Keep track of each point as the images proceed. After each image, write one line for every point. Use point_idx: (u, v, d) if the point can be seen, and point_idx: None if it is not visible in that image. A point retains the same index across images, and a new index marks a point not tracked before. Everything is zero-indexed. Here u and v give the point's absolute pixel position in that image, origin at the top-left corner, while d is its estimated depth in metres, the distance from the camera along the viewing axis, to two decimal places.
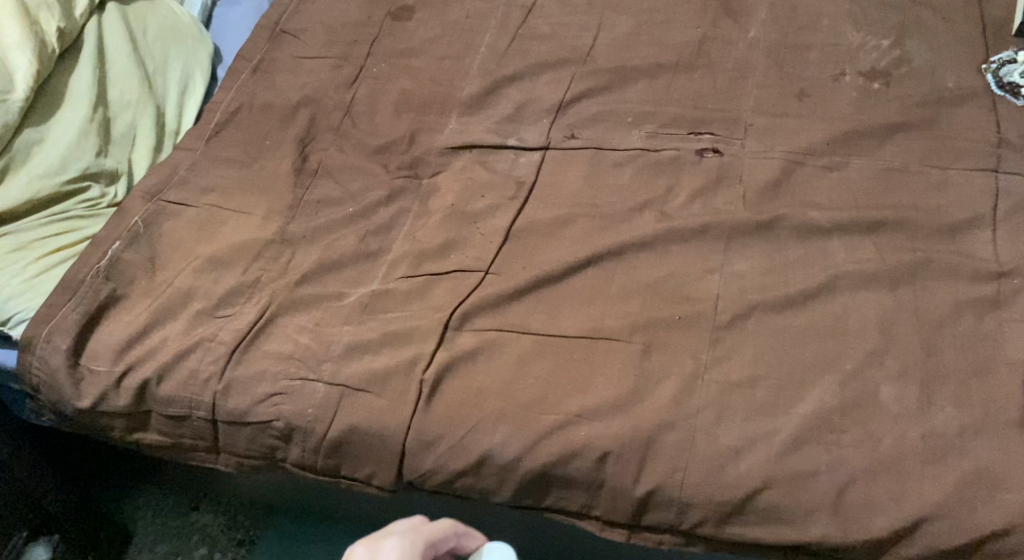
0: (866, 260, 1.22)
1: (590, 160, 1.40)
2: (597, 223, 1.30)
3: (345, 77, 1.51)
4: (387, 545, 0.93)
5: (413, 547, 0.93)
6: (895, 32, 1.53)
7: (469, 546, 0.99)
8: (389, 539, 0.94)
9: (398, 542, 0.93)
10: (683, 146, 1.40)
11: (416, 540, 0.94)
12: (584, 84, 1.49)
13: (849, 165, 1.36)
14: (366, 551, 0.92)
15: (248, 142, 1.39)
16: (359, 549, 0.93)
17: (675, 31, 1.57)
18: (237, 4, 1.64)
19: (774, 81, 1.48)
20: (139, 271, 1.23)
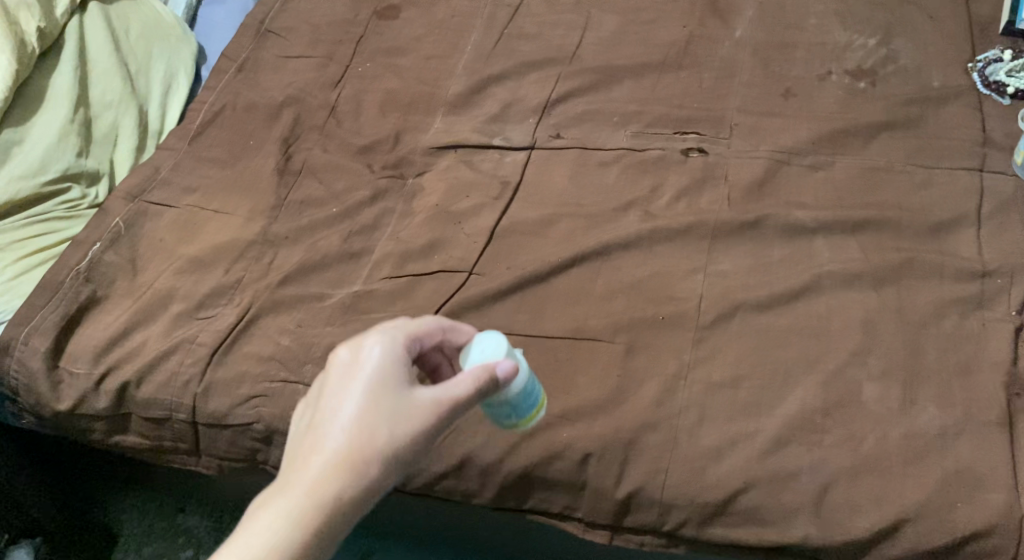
0: (850, 260, 1.22)
1: (575, 159, 1.39)
2: (582, 223, 1.30)
3: (330, 76, 1.50)
4: (368, 342, 0.94)
5: (394, 340, 0.95)
6: (881, 32, 1.54)
7: (460, 339, 1.02)
8: (370, 336, 0.95)
9: (379, 338, 0.95)
10: (668, 145, 1.40)
11: (397, 335, 0.95)
12: (570, 84, 1.49)
13: (835, 164, 1.35)
14: (347, 350, 0.94)
15: (231, 142, 1.38)
16: (341, 349, 0.95)
17: (662, 30, 1.57)
18: (222, 3, 1.63)
19: (760, 80, 1.48)
20: (120, 273, 1.22)
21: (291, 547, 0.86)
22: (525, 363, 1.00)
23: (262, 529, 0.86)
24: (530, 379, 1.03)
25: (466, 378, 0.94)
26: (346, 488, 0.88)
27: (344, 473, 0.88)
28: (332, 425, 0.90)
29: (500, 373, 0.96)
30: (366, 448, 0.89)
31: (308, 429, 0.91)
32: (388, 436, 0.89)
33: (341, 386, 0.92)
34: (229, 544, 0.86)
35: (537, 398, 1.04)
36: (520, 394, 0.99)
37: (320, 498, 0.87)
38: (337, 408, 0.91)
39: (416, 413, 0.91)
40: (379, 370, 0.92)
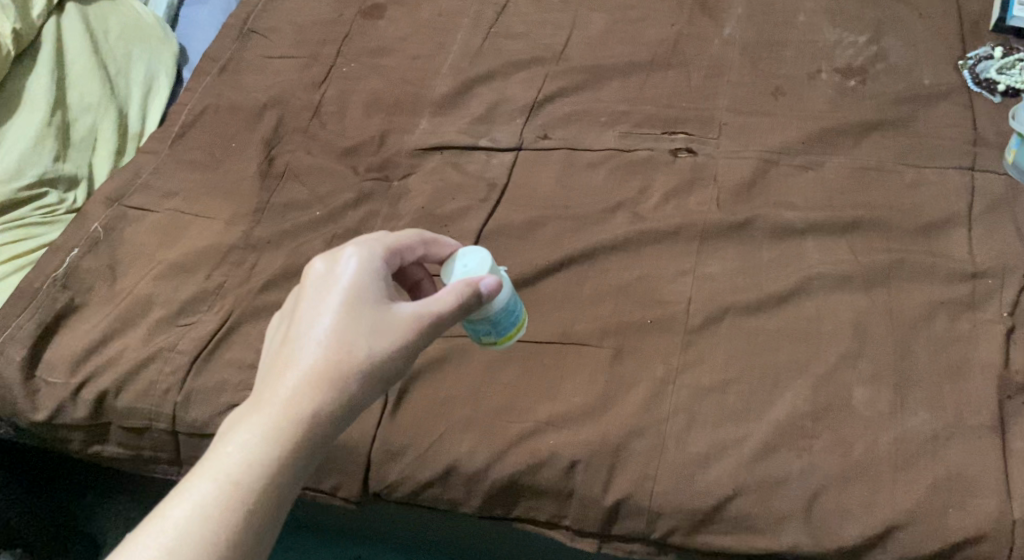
0: (840, 261, 1.21)
1: (563, 161, 1.38)
2: (569, 226, 1.29)
3: (314, 76, 1.48)
4: (345, 256, 0.98)
5: (371, 255, 0.99)
6: (871, 30, 1.53)
7: (441, 252, 1.07)
8: (346, 250, 0.99)
9: (356, 252, 0.99)
10: (657, 146, 1.39)
11: (374, 250, 0.99)
12: (557, 84, 1.48)
13: (825, 164, 1.34)
14: (323, 263, 0.98)
15: (213, 145, 1.36)
16: (318, 263, 0.98)
17: (651, 29, 1.56)
18: (204, 3, 1.61)
19: (749, 78, 1.47)
20: (99, 279, 1.20)
21: (272, 456, 0.89)
22: (507, 281, 1.04)
23: (243, 438, 0.89)
24: (513, 297, 1.07)
25: (445, 293, 0.98)
26: (326, 397, 0.92)
27: (324, 383, 0.92)
28: (312, 337, 0.93)
29: (482, 288, 1.00)
30: (344, 360, 0.93)
31: (286, 343, 0.94)
32: (367, 348, 0.93)
33: (318, 298, 0.96)
34: (209, 453, 0.89)
35: (520, 315, 1.08)
36: (502, 312, 1.03)
37: (301, 408, 0.90)
38: (315, 320, 0.94)
39: (396, 324, 0.95)
40: (356, 284, 0.96)
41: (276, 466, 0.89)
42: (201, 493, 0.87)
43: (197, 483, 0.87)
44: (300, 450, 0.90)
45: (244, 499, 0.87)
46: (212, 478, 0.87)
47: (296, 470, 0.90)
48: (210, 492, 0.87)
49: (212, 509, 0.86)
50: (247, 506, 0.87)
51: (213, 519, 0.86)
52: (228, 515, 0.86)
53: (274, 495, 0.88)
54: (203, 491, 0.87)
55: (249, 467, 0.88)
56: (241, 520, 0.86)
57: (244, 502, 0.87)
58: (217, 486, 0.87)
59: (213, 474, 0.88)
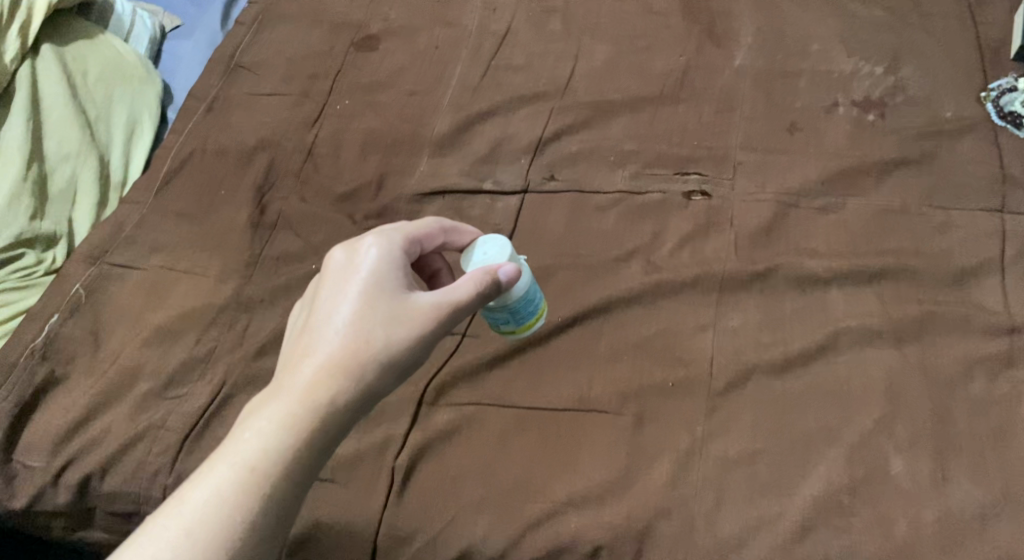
0: (867, 313, 1.14)
1: (571, 204, 1.31)
2: (580, 275, 1.22)
3: (306, 115, 1.40)
4: (364, 245, 0.98)
5: (391, 244, 0.99)
6: (887, 59, 1.47)
7: (461, 241, 1.08)
8: (366, 240, 0.99)
9: (375, 241, 0.99)
10: (669, 187, 1.32)
11: (394, 240, 1.00)
12: (561, 121, 1.41)
13: (846, 206, 1.27)
14: (343, 251, 0.98)
15: (200, 192, 1.28)
16: (338, 251, 0.98)
17: (657, 60, 1.49)
18: (189, 37, 1.54)
19: (763, 113, 1.40)
20: (81, 347, 1.12)
21: (288, 445, 0.90)
22: (527, 270, 1.05)
23: (259, 426, 0.90)
24: (532, 286, 1.08)
25: (464, 283, 0.97)
26: (341, 386, 0.92)
27: (339, 372, 0.92)
28: (330, 327, 0.94)
29: (501, 277, 1.00)
30: (361, 350, 0.93)
31: (305, 332, 0.95)
32: (384, 338, 0.93)
33: (337, 287, 0.96)
34: (227, 441, 0.90)
35: (539, 305, 1.09)
36: (521, 299, 1.04)
37: (317, 398, 0.91)
38: (333, 310, 0.95)
39: (414, 313, 0.95)
40: (374, 274, 0.96)
41: (291, 456, 0.90)
42: (218, 481, 0.88)
43: (215, 470, 0.89)
44: (315, 441, 0.91)
45: (259, 487, 0.88)
46: (229, 466, 0.89)
47: (310, 460, 0.91)
48: (226, 480, 0.88)
49: (228, 496, 0.88)
50: (262, 494, 0.88)
51: (229, 506, 0.87)
52: (243, 503, 0.88)
53: (289, 482, 0.90)
54: (220, 479, 0.88)
55: (264, 457, 0.89)
56: (257, 507, 0.88)
57: (259, 490, 0.88)
58: (234, 475, 0.88)
59: (230, 462, 0.89)
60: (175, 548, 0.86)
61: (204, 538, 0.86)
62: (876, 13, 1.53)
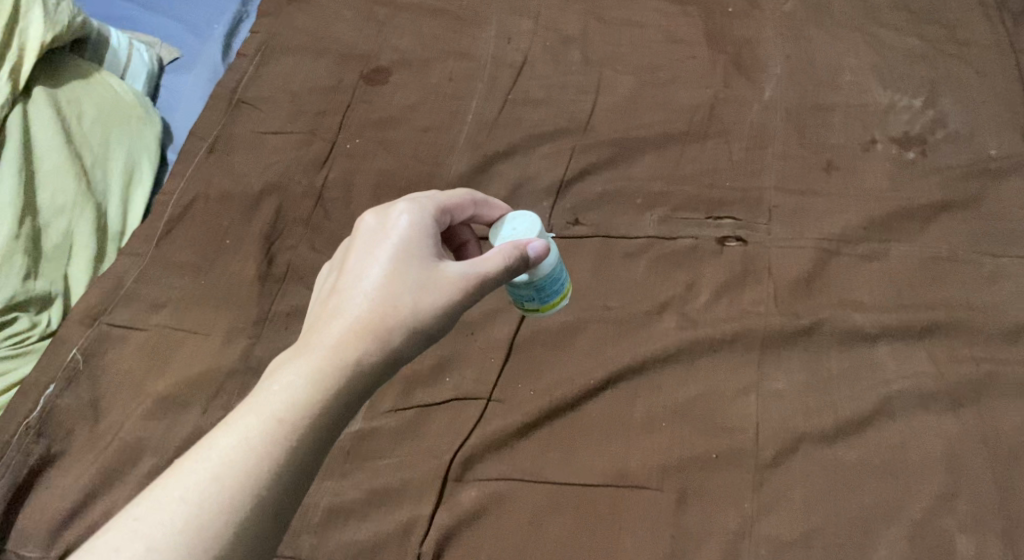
0: (921, 373, 1.08)
1: (598, 251, 1.24)
2: (612, 330, 1.14)
3: (314, 155, 1.33)
4: (397, 211, 0.99)
5: (423, 211, 1.00)
6: (924, 91, 1.40)
7: (490, 216, 1.09)
8: (398, 206, 1.00)
9: (407, 208, 1.00)
10: (701, 233, 1.24)
11: (425, 207, 1.01)
12: (584, 160, 1.34)
13: (890, 253, 1.20)
14: (375, 216, 0.99)
15: (204, 241, 1.21)
16: (370, 216, 0.99)
17: (682, 93, 1.42)
18: (189, 71, 1.46)
19: (797, 150, 1.33)
20: (79, 419, 1.06)
21: (316, 400, 0.89)
22: (555, 250, 1.06)
23: (288, 380, 0.90)
24: (560, 268, 1.08)
25: (493, 254, 0.98)
26: (369, 347, 0.92)
27: (369, 333, 0.93)
28: (360, 288, 0.95)
29: (530, 252, 1.01)
30: (390, 314, 0.94)
31: (334, 292, 0.96)
32: (413, 302, 0.94)
33: (368, 250, 0.97)
34: (255, 393, 0.89)
35: (566, 287, 1.08)
36: (547, 277, 1.04)
37: (346, 355, 0.91)
38: (363, 272, 0.95)
39: (443, 281, 0.96)
40: (406, 240, 0.97)
41: (319, 411, 0.89)
42: (245, 430, 0.87)
43: (242, 420, 0.88)
44: (342, 398, 0.91)
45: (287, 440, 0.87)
46: (257, 417, 0.88)
47: (337, 417, 0.90)
48: (254, 430, 0.87)
49: (256, 446, 0.86)
50: (289, 448, 0.87)
51: (257, 456, 0.86)
52: (271, 453, 0.86)
53: (315, 437, 0.89)
54: (247, 428, 0.87)
55: (293, 410, 0.88)
56: (284, 459, 0.87)
57: (287, 442, 0.87)
58: (261, 425, 0.87)
59: (257, 414, 0.88)
60: (199, 496, 0.84)
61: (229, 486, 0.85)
62: (910, 40, 1.46)
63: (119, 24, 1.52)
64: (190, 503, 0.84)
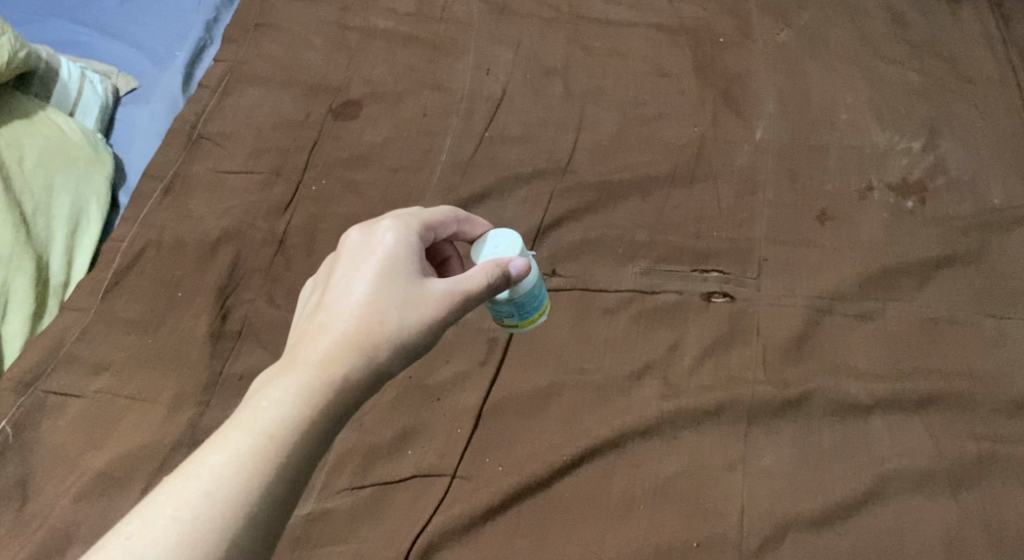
0: (919, 450, 1.01)
1: (577, 305, 1.16)
2: (589, 396, 1.07)
3: (277, 198, 1.25)
4: (381, 226, 0.95)
5: (408, 227, 0.96)
6: (924, 132, 1.32)
7: (472, 233, 1.05)
8: (382, 223, 0.96)
9: (391, 225, 0.96)
10: (686, 287, 1.17)
11: (411, 223, 0.97)
12: (563, 205, 1.27)
13: (887, 313, 1.12)
14: (358, 232, 0.95)
15: (154, 295, 1.13)
16: (353, 232, 0.95)
17: (669, 132, 1.35)
18: (146, 102, 1.37)
19: (789, 196, 1.25)
20: (9, 499, 0.99)
21: (305, 416, 0.84)
22: (535, 267, 1.02)
23: (274, 397, 0.85)
24: (538, 284, 1.03)
25: (479, 270, 0.94)
26: (357, 364, 0.87)
27: (357, 349, 0.88)
28: (346, 303, 0.90)
29: (512, 270, 0.97)
30: (376, 330, 0.89)
31: (320, 308, 0.91)
32: (401, 318, 0.90)
33: (352, 266, 0.92)
34: (241, 410, 0.84)
35: (544, 304, 1.04)
36: (528, 294, 1.00)
37: (334, 371, 0.86)
38: (348, 288, 0.91)
39: (432, 297, 0.92)
40: (392, 255, 0.93)
41: (309, 428, 0.84)
42: (233, 448, 0.82)
43: (229, 438, 0.83)
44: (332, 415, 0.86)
45: (276, 458, 0.82)
46: (245, 434, 0.83)
47: (327, 434, 0.85)
48: (242, 448, 0.82)
49: (245, 463, 0.81)
50: (278, 466, 0.82)
51: (246, 475, 0.81)
52: (261, 472, 0.82)
53: (305, 454, 0.84)
54: (236, 446, 0.82)
55: (282, 426, 0.84)
56: (274, 478, 0.82)
57: (276, 461, 0.82)
58: (251, 442, 0.82)
59: (244, 431, 0.83)
60: (188, 518, 0.79)
61: (219, 506, 0.80)
62: (909, 76, 1.39)
63: (74, 51, 1.44)
64: (178, 525, 0.79)
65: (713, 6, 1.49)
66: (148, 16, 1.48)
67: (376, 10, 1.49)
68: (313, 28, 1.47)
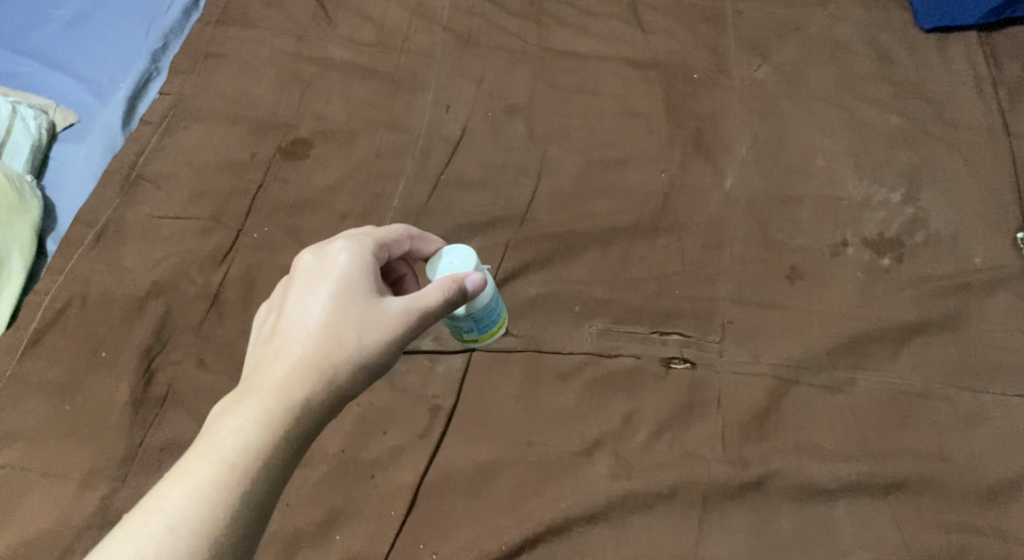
0: (882, 540, 0.97)
1: (528, 368, 1.09)
2: (533, 473, 1.02)
3: (214, 248, 1.19)
4: (334, 246, 0.94)
5: (362, 246, 0.95)
6: (904, 182, 1.25)
7: (426, 250, 1.03)
8: (336, 243, 0.95)
9: (345, 244, 0.95)
10: (644, 350, 1.10)
11: (364, 241, 0.96)
12: (519, 257, 1.20)
13: (856, 384, 1.05)
14: (311, 254, 0.94)
15: (76, 355, 1.08)
16: (306, 254, 0.94)
17: (635, 178, 1.28)
18: (82, 140, 1.31)
19: (757, 252, 1.18)
20: None
21: (267, 443, 0.84)
22: (492, 281, 1.02)
23: (234, 424, 0.84)
24: (497, 298, 1.04)
25: (434, 287, 0.94)
26: (316, 386, 0.87)
27: (315, 371, 0.88)
28: (303, 326, 0.89)
29: (468, 285, 0.97)
30: (334, 352, 0.89)
31: (276, 332, 0.90)
32: (358, 339, 0.89)
33: (306, 288, 0.92)
34: (201, 440, 0.84)
35: (501, 316, 1.05)
36: (485, 309, 1.00)
37: (294, 395, 0.86)
38: (304, 310, 0.90)
39: (388, 316, 0.91)
40: (347, 276, 0.92)
41: (272, 454, 0.84)
42: (195, 479, 0.81)
43: (191, 467, 0.82)
44: (294, 440, 0.85)
45: (239, 486, 0.82)
46: (207, 464, 0.82)
47: (289, 458, 0.85)
48: (205, 478, 0.82)
49: (209, 494, 0.81)
50: (241, 494, 0.82)
51: (210, 504, 0.81)
52: (225, 501, 0.81)
53: (268, 480, 0.83)
54: (197, 476, 0.82)
55: (244, 453, 0.83)
56: (237, 506, 0.82)
57: (238, 487, 0.82)
58: (213, 472, 0.82)
59: (205, 460, 0.82)
60: (154, 552, 0.78)
61: (185, 540, 0.79)
62: (891, 119, 1.32)
63: (13, 83, 1.37)
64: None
65: (689, 40, 1.42)
66: (93, 45, 1.41)
67: (333, 40, 1.41)
68: (266, 58, 1.39)
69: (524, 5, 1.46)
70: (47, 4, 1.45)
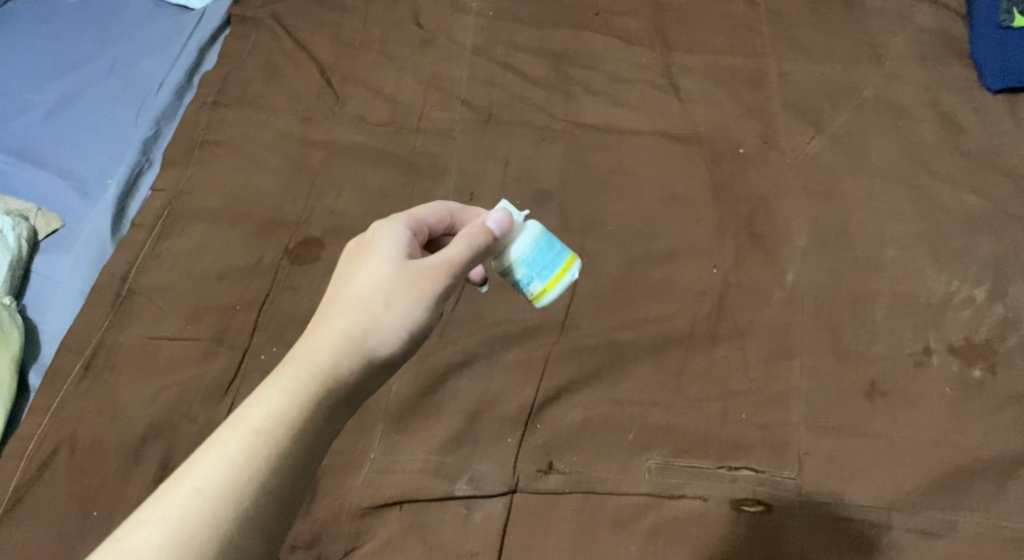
0: None
1: (580, 515, 0.97)
2: None
3: (216, 378, 1.05)
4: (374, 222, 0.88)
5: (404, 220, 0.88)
6: (989, 274, 1.10)
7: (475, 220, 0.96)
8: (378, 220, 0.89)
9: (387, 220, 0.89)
10: (712, 490, 0.98)
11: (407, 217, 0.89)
12: (562, 373, 1.05)
13: (957, 527, 0.96)
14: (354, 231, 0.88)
15: (65, 514, 0.98)
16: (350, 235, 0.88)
17: (688, 273, 1.12)
18: (68, 250, 1.18)
19: (830, 365, 1.05)
20: None
21: (292, 415, 0.78)
22: (535, 222, 0.92)
23: (263, 395, 0.79)
24: (553, 243, 0.93)
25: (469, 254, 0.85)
26: (344, 357, 0.80)
27: (345, 341, 0.81)
28: (337, 298, 0.83)
29: (491, 224, 0.88)
30: (363, 322, 0.82)
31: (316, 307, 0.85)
32: (389, 310, 0.82)
33: (344, 262, 0.86)
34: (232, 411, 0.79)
35: (565, 261, 0.92)
36: (526, 250, 0.90)
37: (322, 366, 0.80)
38: (339, 285, 0.84)
39: (421, 282, 0.83)
40: (382, 248, 0.85)
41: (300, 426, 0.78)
42: (222, 447, 0.76)
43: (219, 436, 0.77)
44: (330, 412, 0.80)
45: (265, 456, 0.76)
46: (241, 435, 0.77)
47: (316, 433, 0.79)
48: (230, 446, 0.76)
49: (232, 461, 0.76)
50: (275, 468, 0.76)
51: (235, 471, 0.75)
52: (250, 472, 0.76)
53: (299, 456, 0.78)
54: (224, 444, 0.76)
55: (277, 426, 0.77)
56: (261, 480, 0.76)
57: (264, 457, 0.76)
58: (246, 444, 0.76)
59: (233, 428, 0.77)
60: (179, 515, 0.74)
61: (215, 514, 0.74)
62: (966, 198, 1.15)
63: None
64: (168, 525, 0.74)
65: (732, 108, 1.24)
66: (78, 134, 1.28)
67: (341, 119, 1.26)
68: (268, 143, 1.24)
69: (549, 73, 1.29)
70: (27, 89, 1.32)
